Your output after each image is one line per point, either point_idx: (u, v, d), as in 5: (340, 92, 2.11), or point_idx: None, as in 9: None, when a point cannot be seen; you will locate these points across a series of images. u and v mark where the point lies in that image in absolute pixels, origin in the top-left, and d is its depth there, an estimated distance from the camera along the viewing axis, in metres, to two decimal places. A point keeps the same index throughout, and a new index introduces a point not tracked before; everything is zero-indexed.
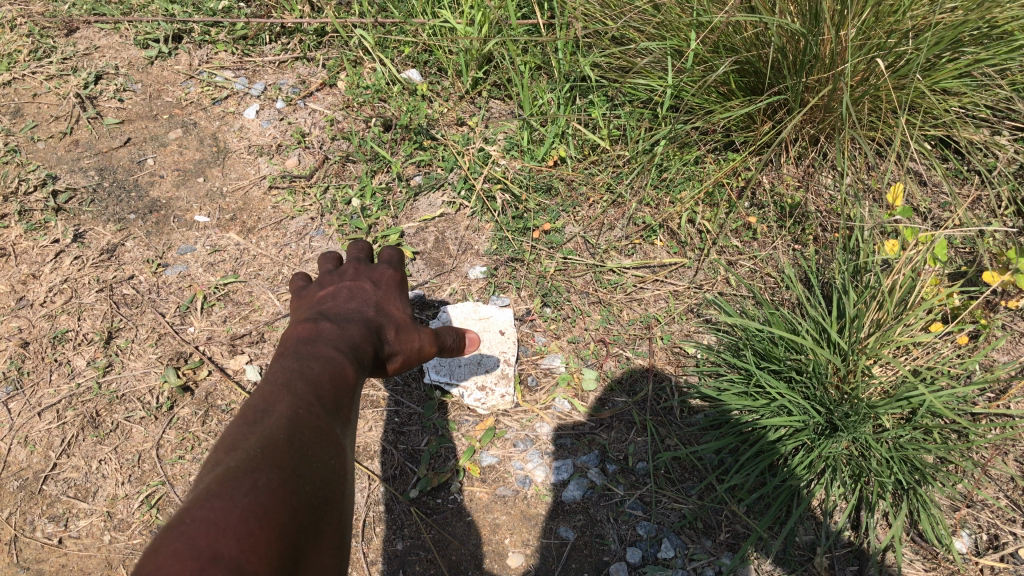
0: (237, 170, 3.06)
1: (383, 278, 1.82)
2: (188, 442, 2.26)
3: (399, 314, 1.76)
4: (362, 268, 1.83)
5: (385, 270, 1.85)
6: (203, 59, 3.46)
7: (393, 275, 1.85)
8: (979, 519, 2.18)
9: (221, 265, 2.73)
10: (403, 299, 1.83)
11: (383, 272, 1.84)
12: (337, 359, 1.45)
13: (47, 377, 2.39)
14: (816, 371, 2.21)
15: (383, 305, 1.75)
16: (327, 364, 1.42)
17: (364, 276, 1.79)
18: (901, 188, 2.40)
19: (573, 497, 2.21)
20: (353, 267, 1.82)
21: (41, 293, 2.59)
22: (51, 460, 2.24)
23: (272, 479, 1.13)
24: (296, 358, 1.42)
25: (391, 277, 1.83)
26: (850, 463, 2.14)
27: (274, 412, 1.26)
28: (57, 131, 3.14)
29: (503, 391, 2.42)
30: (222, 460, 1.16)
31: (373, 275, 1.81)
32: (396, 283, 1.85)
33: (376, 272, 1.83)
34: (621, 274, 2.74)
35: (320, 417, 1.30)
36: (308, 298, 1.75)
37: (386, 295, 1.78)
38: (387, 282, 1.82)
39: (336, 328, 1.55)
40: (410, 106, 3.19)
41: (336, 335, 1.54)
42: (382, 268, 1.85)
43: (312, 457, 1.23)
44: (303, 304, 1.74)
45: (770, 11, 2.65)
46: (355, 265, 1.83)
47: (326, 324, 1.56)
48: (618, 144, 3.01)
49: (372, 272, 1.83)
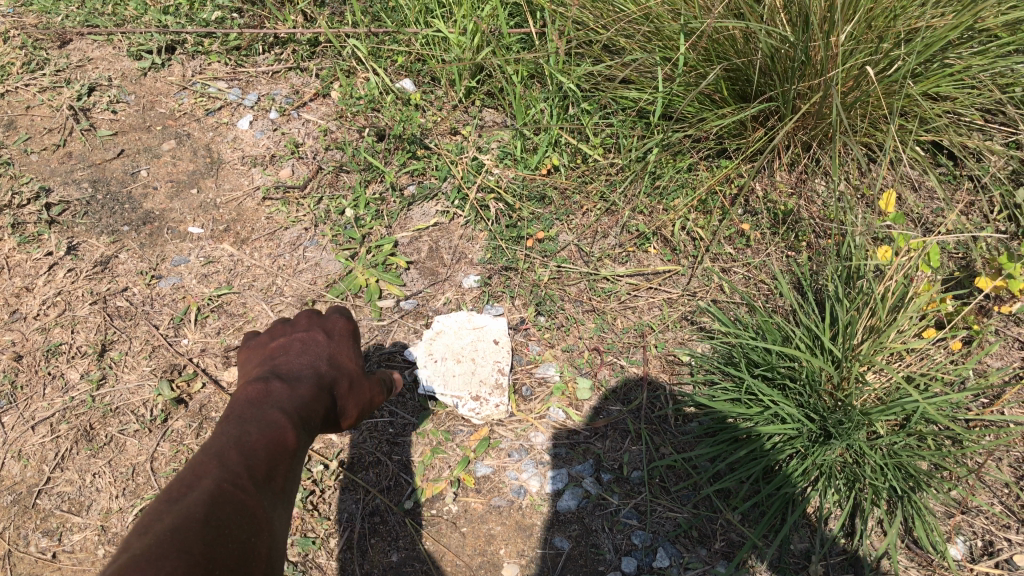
0: (230, 180, 3.06)
1: (336, 328, 1.78)
2: (182, 455, 2.26)
3: (351, 367, 1.75)
4: (314, 319, 1.78)
5: (337, 319, 1.80)
6: (196, 70, 3.47)
7: (346, 325, 1.81)
8: (973, 526, 2.19)
9: (215, 277, 2.73)
10: (356, 350, 1.80)
11: (336, 322, 1.79)
12: (280, 421, 1.42)
13: (41, 391, 2.39)
14: (810, 378, 2.23)
15: (335, 358, 1.71)
16: (271, 429, 1.39)
17: (316, 327, 1.75)
18: (893, 196, 2.38)
19: (569, 507, 2.21)
20: (305, 317, 1.77)
21: (34, 306, 2.59)
22: (45, 474, 2.23)
23: (189, 559, 1.07)
24: (238, 421, 1.39)
25: (344, 327, 1.79)
26: (845, 470, 2.14)
27: (199, 487, 1.20)
28: (50, 143, 3.14)
29: (497, 401, 2.40)
30: (132, 541, 1.08)
31: (325, 325, 1.77)
32: (349, 334, 1.81)
33: (329, 323, 1.79)
34: (615, 282, 2.74)
35: (250, 491, 1.25)
36: (257, 350, 1.70)
37: (339, 347, 1.75)
38: (340, 333, 1.78)
39: (284, 387, 1.52)
40: (404, 116, 3.19)
41: (285, 397, 1.51)
42: (334, 319, 1.80)
43: (234, 535, 1.17)
44: (255, 356, 1.70)
45: (759, 19, 2.67)
46: (306, 316, 1.78)
47: (276, 384, 1.52)
48: (611, 153, 3.02)
49: (324, 322, 1.79)
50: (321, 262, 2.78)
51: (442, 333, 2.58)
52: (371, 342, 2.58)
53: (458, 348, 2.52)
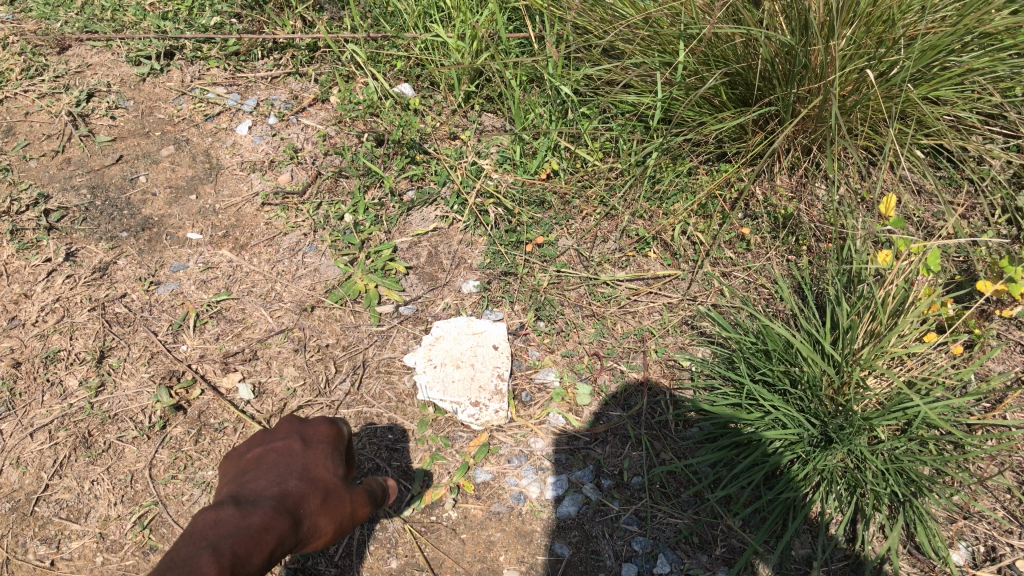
0: (229, 186, 3.06)
1: (318, 432, 1.60)
2: (180, 462, 2.26)
3: (326, 482, 1.53)
4: (297, 424, 1.62)
5: (322, 421, 1.64)
6: (195, 76, 3.47)
7: (331, 428, 1.63)
8: (976, 531, 2.18)
9: (213, 283, 2.72)
10: (337, 460, 1.59)
11: (320, 426, 1.63)
12: (209, 564, 1.22)
13: (39, 397, 2.38)
14: (810, 383, 2.22)
15: (311, 470, 1.53)
16: (189, 571, 1.20)
17: (297, 432, 1.59)
18: (892, 199, 2.41)
19: (568, 513, 2.21)
20: (287, 422, 1.62)
21: (33, 312, 2.59)
22: (43, 481, 2.22)
23: None
24: (162, 567, 1.21)
25: (328, 431, 1.61)
26: (846, 475, 2.13)
27: None
28: (48, 149, 3.13)
29: (497, 407, 2.41)
30: None
31: (308, 429, 1.60)
32: (331, 442, 1.60)
33: (312, 427, 1.62)
34: (615, 286, 2.74)
35: None
36: (233, 462, 1.57)
37: (317, 455, 1.56)
38: (320, 441, 1.59)
39: (231, 513, 1.34)
40: (403, 121, 3.19)
41: (237, 523, 1.34)
42: (319, 421, 1.63)
43: None
44: (230, 470, 1.55)
45: (758, 24, 2.68)
46: (288, 420, 1.63)
47: (229, 510, 1.36)
48: (610, 157, 3.01)
49: (304, 429, 1.60)
50: (320, 268, 2.77)
51: (441, 338, 2.56)
52: (370, 348, 2.57)
53: (457, 354, 2.52)
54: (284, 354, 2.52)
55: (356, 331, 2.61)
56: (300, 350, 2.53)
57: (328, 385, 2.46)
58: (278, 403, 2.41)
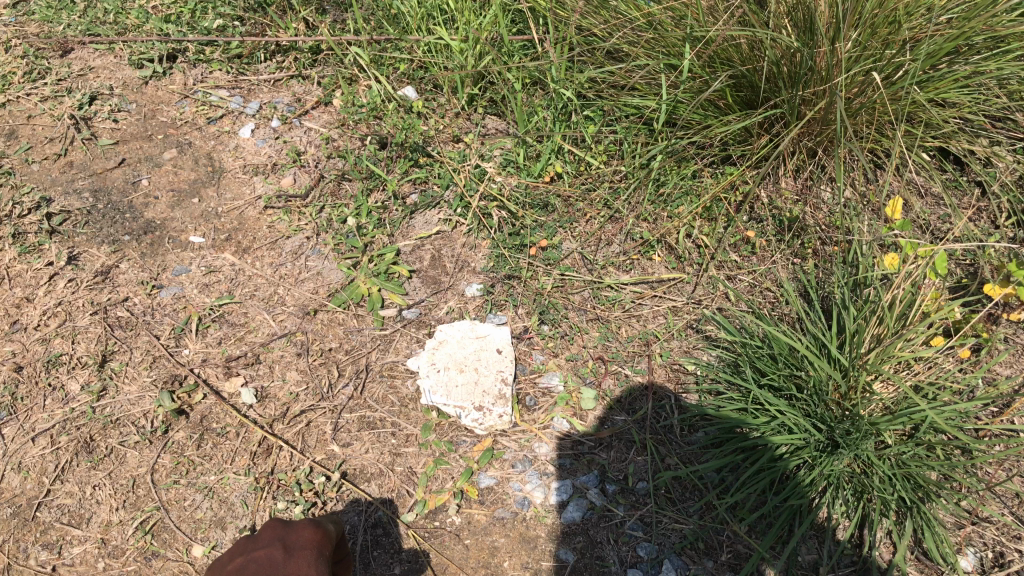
0: (232, 189, 3.05)
1: (300, 541, 1.53)
2: (183, 467, 2.25)
3: None
4: (278, 535, 1.54)
5: (304, 528, 1.56)
6: (198, 78, 3.46)
7: (314, 536, 1.56)
8: (984, 537, 2.16)
9: (216, 286, 2.71)
10: (323, 563, 1.51)
11: (302, 534, 1.55)
12: None
13: (41, 402, 2.37)
14: (817, 388, 2.20)
15: None
16: None
17: (278, 543, 1.50)
18: (899, 202, 2.40)
19: (573, 519, 2.19)
20: (267, 534, 1.54)
21: (35, 316, 2.58)
22: (44, 486, 2.21)
23: None
24: None
25: (310, 539, 1.54)
26: (853, 481, 2.12)
27: None
28: (51, 153, 3.13)
29: (501, 411, 2.39)
30: None
31: (289, 539, 1.53)
32: (319, 544, 1.55)
33: (295, 535, 1.55)
34: (619, 290, 2.72)
35: None
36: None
37: (298, 562, 1.49)
38: (304, 545, 1.52)
39: None
40: (406, 124, 3.18)
41: None
42: (300, 529, 1.56)
43: None
44: None
45: (764, 26, 2.66)
46: (270, 530, 1.56)
47: None
48: (614, 160, 3.00)
49: (289, 533, 1.55)
50: (322, 271, 2.76)
51: (445, 342, 2.55)
52: (374, 351, 2.56)
53: (460, 358, 2.50)
54: (286, 358, 2.51)
55: (359, 335, 2.59)
56: (303, 354, 2.52)
57: (331, 390, 2.45)
58: (281, 408, 2.40)
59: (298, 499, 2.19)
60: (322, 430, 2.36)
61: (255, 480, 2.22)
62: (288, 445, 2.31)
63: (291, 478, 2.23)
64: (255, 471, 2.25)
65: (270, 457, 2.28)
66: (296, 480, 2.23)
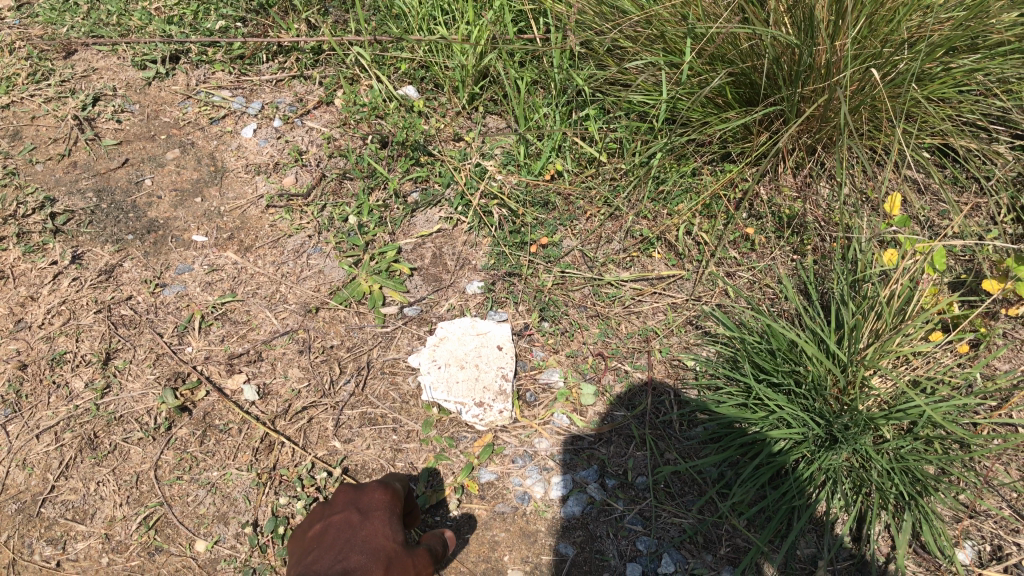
0: (234, 189, 3.07)
1: (371, 505, 1.79)
2: (186, 463, 2.27)
3: (387, 547, 1.70)
4: (351, 499, 1.81)
5: (373, 494, 1.82)
6: (200, 79, 3.49)
7: (384, 497, 1.83)
8: (982, 530, 2.18)
9: (218, 285, 2.73)
10: (393, 524, 1.78)
11: (373, 497, 1.82)
12: None
13: (45, 400, 2.39)
14: (815, 383, 2.23)
15: (372, 539, 1.71)
16: None
17: (352, 507, 1.78)
18: (897, 198, 2.46)
19: (573, 513, 2.21)
20: (342, 499, 1.81)
21: (39, 315, 2.60)
22: (49, 483, 2.23)
23: None
24: None
25: (381, 501, 1.81)
26: (851, 474, 2.15)
27: None
28: (55, 153, 3.15)
29: (502, 407, 2.43)
30: None
31: (361, 502, 1.80)
32: (387, 508, 1.80)
33: (366, 498, 1.82)
34: (619, 286, 2.74)
35: None
36: (301, 543, 1.76)
37: (373, 526, 1.74)
38: (377, 511, 1.78)
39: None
40: (407, 122, 3.21)
41: None
42: (372, 492, 1.83)
43: None
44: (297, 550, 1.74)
45: (764, 23, 2.68)
46: (344, 494, 1.84)
47: None
48: (615, 158, 3.02)
49: (362, 499, 1.81)
50: (324, 269, 2.78)
51: (446, 339, 2.57)
52: (375, 348, 2.57)
53: (461, 354, 2.53)
54: (288, 355, 2.53)
55: (360, 332, 2.61)
56: (305, 351, 2.54)
57: (332, 386, 2.47)
58: (283, 404, 2.42)
59: (300, 495, 2.20)
60: (324, 427, 2.37)
61: (257, 475, 2.24)
62: (289, 441, 2.33)
63: (292, 474, 2.25)
64: (256, 466, 2.26)
65: (272, 454, 2.29)
66: (298, 475, 2.25)
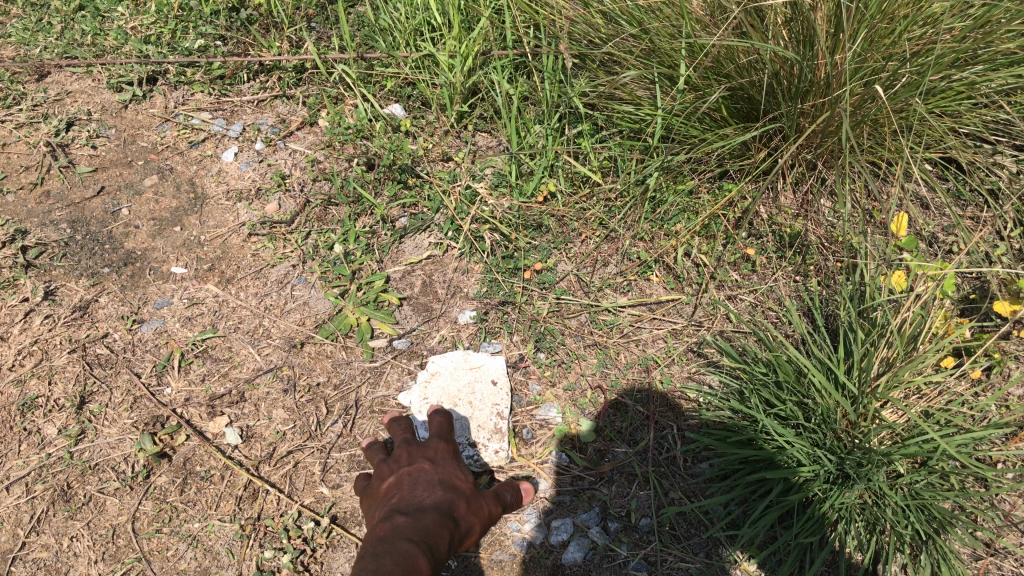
0: (215, 217, 2.95)
1: (435, 453, 1.96)
2: (165, 514, 2.15)
3: (463, 485, 1.90)
4: (414, 450, 1.97)
5: (436, 442, 1.99)
6: (179, 101, 3.37)
7: (445, 445, 2.00)
8: (1002, 568, 2.08)
9: (199, 319, 2.62)
10: (459, 465, 1.97)
11: (434, 445, 1.99)
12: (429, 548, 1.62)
13: (15, 448, 2.27)
14: (825, 416, 2.12)
15: (447, 478, 1.89)
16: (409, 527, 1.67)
17: (418, 456, 1.95)
18: (907, 218, 2.48)
19: (574, 559, 2.11)
20: (405, 451, 1.97)
21: (9, 356, 2.47)
22: (20, 539, 2.11)
23: None
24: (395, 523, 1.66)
25: (443, 447, 1.98)
26: (864, 513, 2.05)
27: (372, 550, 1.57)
28: (27, 182, 3.03)
29: (497, 446, 2.32)
30: None
31: (427, 451, 1.97)
32: (450, 453, 1.98)
33: (430, 448, 1.98)
34: (617, 313, 2.64)
35: None
36: (377, 492, 1.92)
37: (445, 469, 1.92)
38: (443, 456, 1.96)
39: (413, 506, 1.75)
40: (394, 144, 3.10)
41: (410, 530, 1.64)
42: (433, 443, 2.00)
43: None
44: (374, 500, 1.90)
45: (762, 36, 2.57)
46: (406, 448, 1.99)
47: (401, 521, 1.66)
48: (610, 176, 2.91)
49: (425, 450, 1.97)
50: (309, 301, 2.67)
51: (437, 374, 2.45)
52: (363, 386, 2.46)
53: (454, 391, 2.42)
54: (272, 395, 2.41)
55: (348, 368, 2.50)
56: (289, 390, 2.43)
57: (319, 427, 2.35)
58: (267, 448, 2.30)
59: (286, 547, 2.09)
60: (311, 471, 2.26)
61: (241, 527, 2.13)
62: (274, 488, 2.22)
63: (278, 524, 2.14)
64: (240, 517, 2.15)
65: (256, 502, 2.19)
66: (284, 526, 2.14)
